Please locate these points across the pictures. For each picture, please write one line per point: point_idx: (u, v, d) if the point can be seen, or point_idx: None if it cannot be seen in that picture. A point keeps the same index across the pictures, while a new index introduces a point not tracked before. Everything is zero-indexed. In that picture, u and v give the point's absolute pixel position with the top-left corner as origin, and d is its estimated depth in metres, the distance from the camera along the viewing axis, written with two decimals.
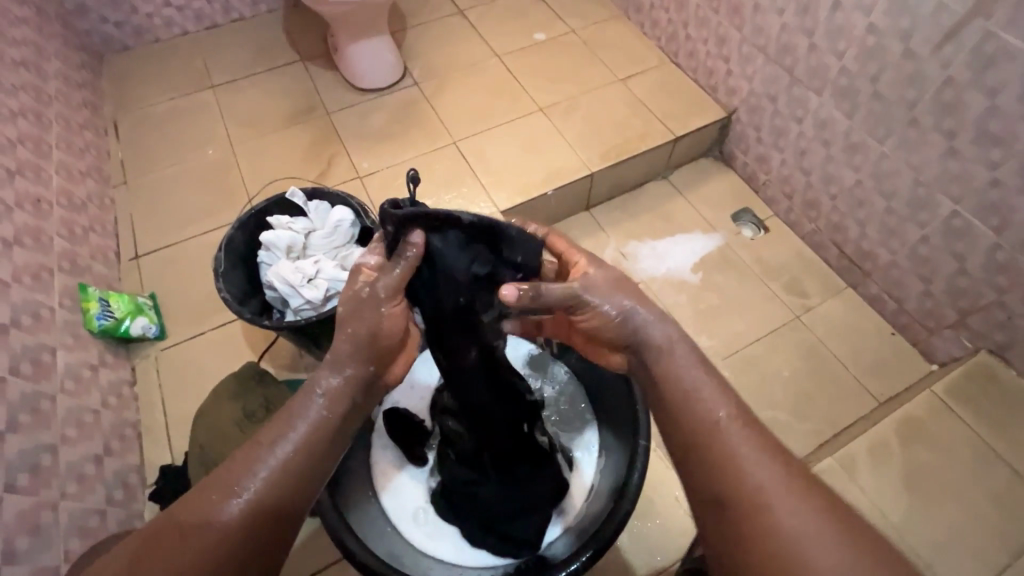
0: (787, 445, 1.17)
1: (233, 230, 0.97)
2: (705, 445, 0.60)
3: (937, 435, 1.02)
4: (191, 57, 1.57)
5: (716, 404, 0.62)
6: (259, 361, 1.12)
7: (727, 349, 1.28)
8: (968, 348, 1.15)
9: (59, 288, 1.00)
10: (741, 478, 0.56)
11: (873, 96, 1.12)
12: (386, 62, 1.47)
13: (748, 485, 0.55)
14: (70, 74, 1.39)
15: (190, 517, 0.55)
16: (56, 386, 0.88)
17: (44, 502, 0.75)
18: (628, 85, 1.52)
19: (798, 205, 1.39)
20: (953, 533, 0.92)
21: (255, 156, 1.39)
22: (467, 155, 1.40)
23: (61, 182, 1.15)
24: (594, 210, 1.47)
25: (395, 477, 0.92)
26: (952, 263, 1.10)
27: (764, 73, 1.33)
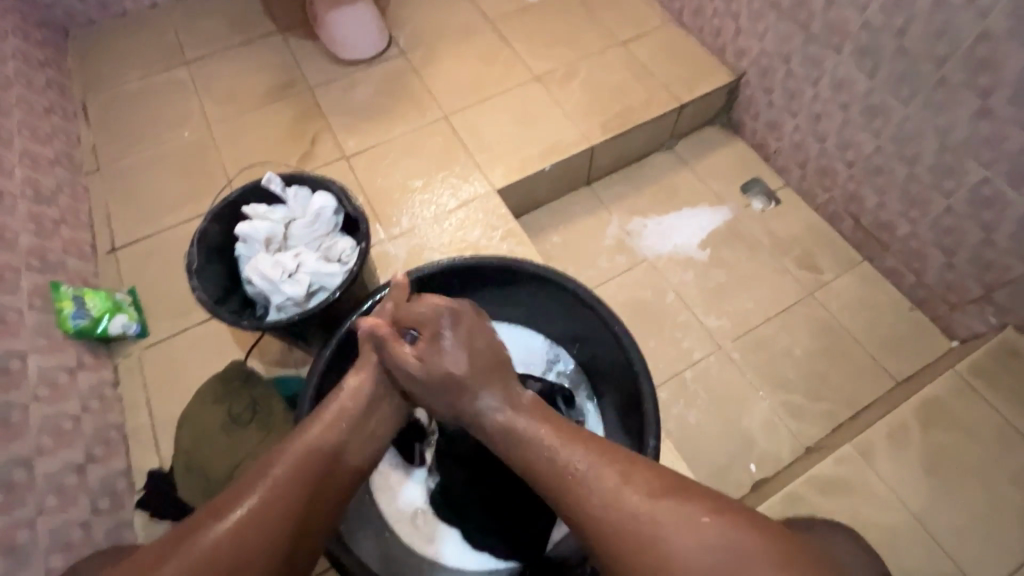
0: (800, 428, 1.13)
1: (207, 222, 0.90)
2: (563, 489, 0.57)
3: (959, 417, 0.97)
4: (162, 30, 1.47)
5: (570, 453, 0.59)
6: (247, 356, 1.06)
7: (737, 329, 1.22)
8: (993, 324, 1.09)
9: (28, 287, 0.94)
10: (613, 515, 0.53)
11: (898, 53, 1.02)
12: (369, 31, 1.37)
13: (624, 518, 0.53)
14: (31, 53, 1.29)
15: (240, 513, 0.54)
16: (30, 394, 0.83)
17: (18, 519, 0.72)
18: (630, 48, 1.42)
19: (812, 173, 1.31)
20: (970, 521, 0.89)
21: (234, 136, 1.31)
22: (458, 130, 1.31)
23: (26, 173, 1.08)
24: (595, 185, 1.39)
25: (391, 479, 0.88)
26: (979, 235, 1.03)
27: (777, 31, 1.23)
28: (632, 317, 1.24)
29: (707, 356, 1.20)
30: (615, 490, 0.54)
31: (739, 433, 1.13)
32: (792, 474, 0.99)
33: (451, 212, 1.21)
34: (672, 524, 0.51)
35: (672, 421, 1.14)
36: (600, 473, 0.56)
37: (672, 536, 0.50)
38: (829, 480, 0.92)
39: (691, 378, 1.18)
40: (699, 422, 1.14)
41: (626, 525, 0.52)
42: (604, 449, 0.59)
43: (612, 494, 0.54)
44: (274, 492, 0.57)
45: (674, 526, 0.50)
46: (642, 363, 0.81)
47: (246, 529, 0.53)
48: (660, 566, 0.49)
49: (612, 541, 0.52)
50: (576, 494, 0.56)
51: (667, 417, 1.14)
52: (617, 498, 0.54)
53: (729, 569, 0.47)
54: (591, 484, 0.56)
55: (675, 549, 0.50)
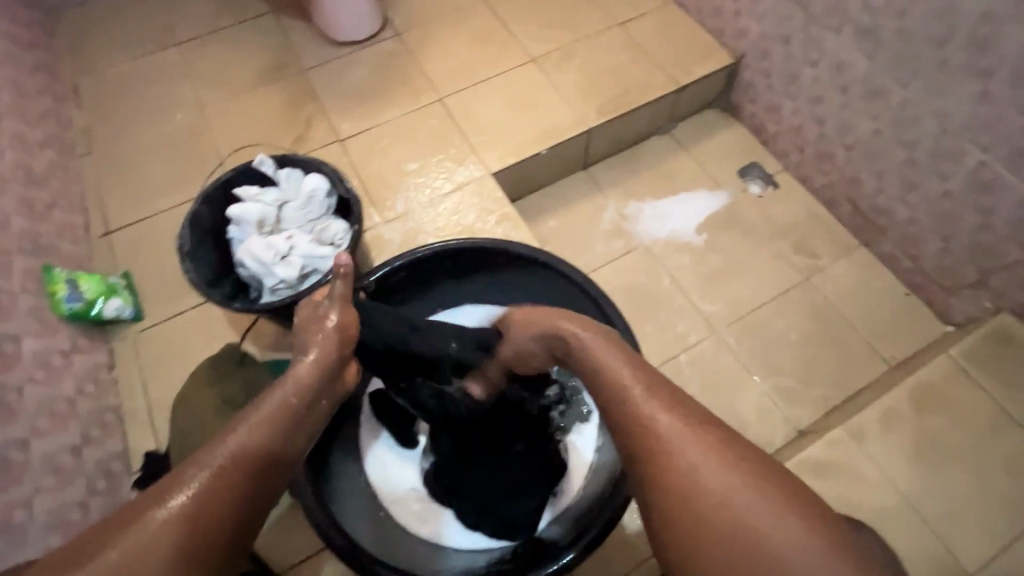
0: (793, 411, 1.14)
1: (198, 204, 0.90)
2: (609, 397, 0.55)
3: (950, 400, 0.97)
4: (153, 11, 1.45)
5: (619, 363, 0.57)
6: (242, 341, 1.06)
7: (732, 314, 1.22)
8: (988, 308, 1.09)
9: (21, 270, 0.94)
10: (647, 432, 0.51)
11: (898, 34, 1.01)
12: (363, 11, 1.34)
13: (658, 441, 0.49)
14: (19, 34, 1.28)
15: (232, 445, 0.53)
16: (23, 377, 0.84)
17: (14, 500, 0.72)
18: (627, 29, 1.40)
19: (810, 157, 1.30)
20: (960, 502, 0.90)
21: (226, 119, 1.29)
22: (454, 112, 1.30)
23: (16, 155, 1.07)
24: (591, 169, 1.38)
25: (385, 459, 0.90)
26: (976, 219, 1.03)
27: (777, 12, 1.21)
28: (627, 302, 1.24)
29: (702, 340, 1.20)
30: (659, 408, 0.52)
31: (733, 417, 1.13)
32: (784, 456, 1.00)
33: (445, 196, 1.21)
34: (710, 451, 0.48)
35: None
36: (650, 395, 0.53)
37: (692, 460, 0.47)
38: (821, 462, 0.92)
39: (685, 362, 1.18)
40: None
41: (656, 442, 0.50)
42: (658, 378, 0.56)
43: (653, 414, 0.51)
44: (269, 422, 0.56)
45: (706, 458, 0.47)
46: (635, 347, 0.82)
47: (227, 479, 0.51)
48: (671, 495, 0.47)
49: (636, 455, 0.51)
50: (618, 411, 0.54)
51: None
52: (667, 419, 0.51)
53: (740, 517, 0.44)
54: (638, 400, 0.53)
55: (694, 467, 0.47)
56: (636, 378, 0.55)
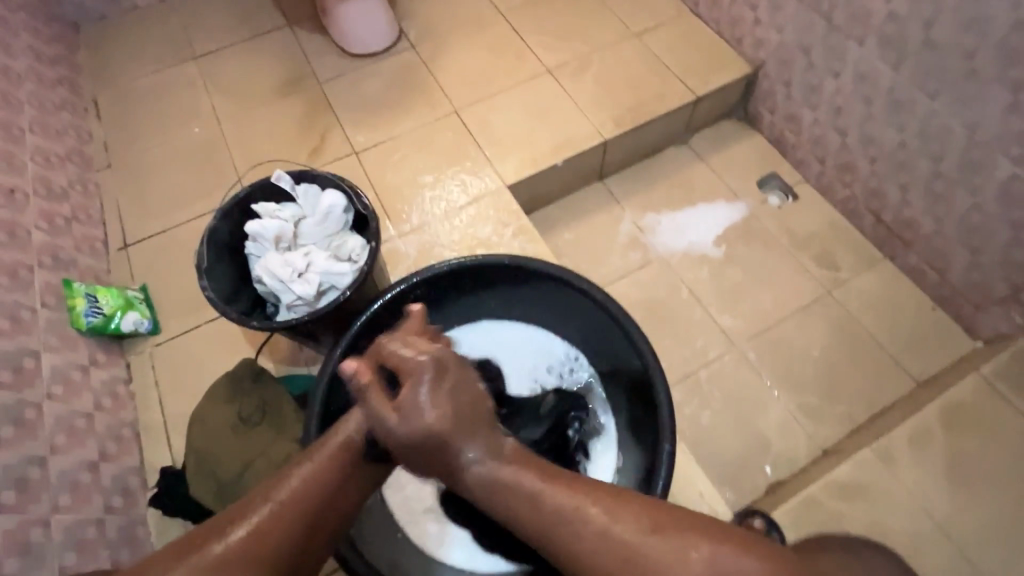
0: (817, 429, 1.11)
1: (216, 220, 0.90)
2: (524, 525, 0.51)
3: (984, 420, 0.94)
4: (172, 25, 1.46)
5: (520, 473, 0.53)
6: (257, 356, 1.06)
7: (753, 328, 1.20)
8: (1019, 325, 1.06)
9: (41, 285, 0.94)
10: (578, 546, 0.48)
11: (925, 44, 0.99)
12: (378, 24, 1.35)
13: (595, 554, 0.47)
14: (41, 49, 1.29)
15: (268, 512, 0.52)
16: (42, 393, 0.84)
17: (32, 519, 0.72)
18: (643, 40, 1.39)
19: (832, 168, 1.27)
20: (994, 529, 0.87)
21: (243, 132, 1.30)
22: (469, 125, 1.29)
23: (38, 170, 1.08)
24: (607, 180, 1.37)
25: (403, 477, 0.87)
26: (1007, 233, 1.00)
27: (798, 22, 1.19)
28: (644, 316, 1.22)
29: (721, 355, 1.18)
30: (563, 516, 0.49)
31: (754, 435, 1.11)
32: (807, 477, 0.97)
33: (461, 209, 1.20)
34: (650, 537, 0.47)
35: (685, 422, 1.12)
36: (547, 491, 0.51)
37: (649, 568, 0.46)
38: (847, 485, 0.90)
39: (705, 378, 1.16)
40: (712, 423, 1.12)
41: (621, 560, 0.46)
42: (559, 474, 0.53)
43: (571, 520, 0.49)
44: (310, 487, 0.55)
45: (666, 553, 0.46)
46: (659, 369, 0.80)
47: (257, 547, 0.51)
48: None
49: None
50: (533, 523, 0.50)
51: (679, 417, 1.13)
52: (577, 525, 0.49)
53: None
54: (542, 510, 0.50)
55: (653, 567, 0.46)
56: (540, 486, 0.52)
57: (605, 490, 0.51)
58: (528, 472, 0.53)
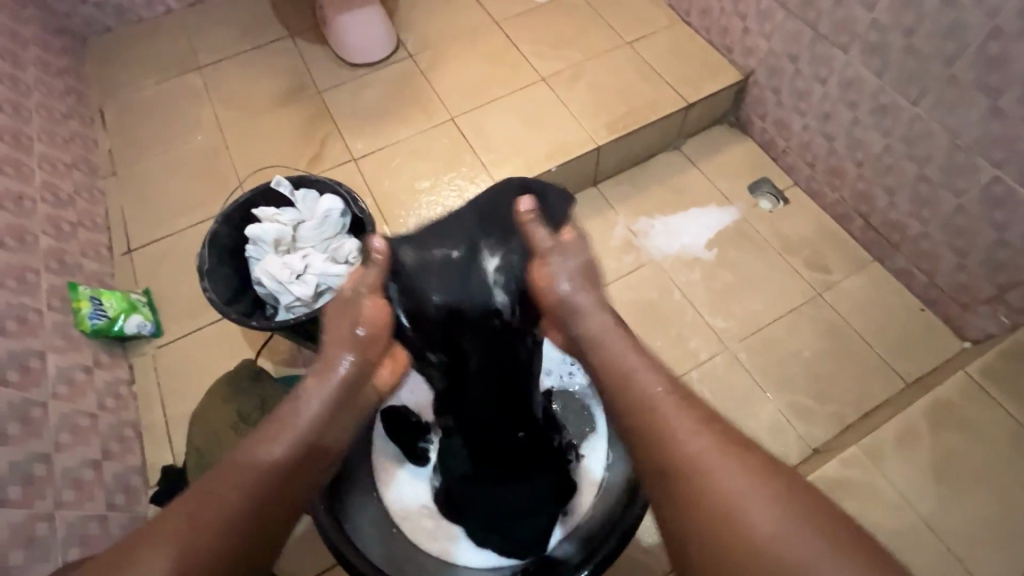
0: (808, 429, 1.13)
1: (218, 225, 0.93)
2: (629, 419, 0.60)
3: (971, 419, 0.96)
4: (177, 36, 1.50)
5: (654, 380, 0.61)
6: (257, 357, 1.09)
7: (744, 329, 1.22)
8: (1005, 325, 1.08)
9: (47, 289, 0.97)
10: (670, 448, 0.55)
11: (907, 51, 1.01)
12: (378, 34, 1.38)
13: (686, 455, 0.54)
14: (50, 61, 1.33)
15: (213, 498, 0.54)
16: (48, 392, 0.86)
17: (38, 514, 0.75)
18: (636, 48, 1.42)
19: (821, 173, 1.29)
20: (982, 525, 0.88)
21: (246, 140, 1.33)
22: (466, 131, 1.32)
23: (45, 177, 1.11)
24: (601, 185, 1.39)
25: (395, 475, 0.90)
26: (991, 234, 1.02)
27: (785, 30, 1.22)
28: (638, 318, 1.24)
29: (713, 356, 1.20)
30: (672, 423, 0.57)
31: (745, 435, 1.12)
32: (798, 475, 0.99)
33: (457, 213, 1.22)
34: (733, 471, 0.52)
35: None
36: (672, 408, 0.58)
37: (717, 477, 0.51)
38: (835, 482, 0.91)
39: (697, 378, 1.18)
40: None
41: (690, 466, 0.53)
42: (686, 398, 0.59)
43: (677, 433, 0.56)
44: (247, 472, 0.56)
45: (746, 481, 0.51)
46: None
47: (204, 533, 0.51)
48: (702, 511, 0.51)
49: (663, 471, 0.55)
50: (648, 432, 0.58)
51: None
52: (675, 434, 0.56)
53: (775, 528, 0.47)
54: (658, 415, 0.58)
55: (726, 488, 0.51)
56: (667, 396, 0.59)
57: (722, 429, 0.56)
58: (663, 387, 0.60)
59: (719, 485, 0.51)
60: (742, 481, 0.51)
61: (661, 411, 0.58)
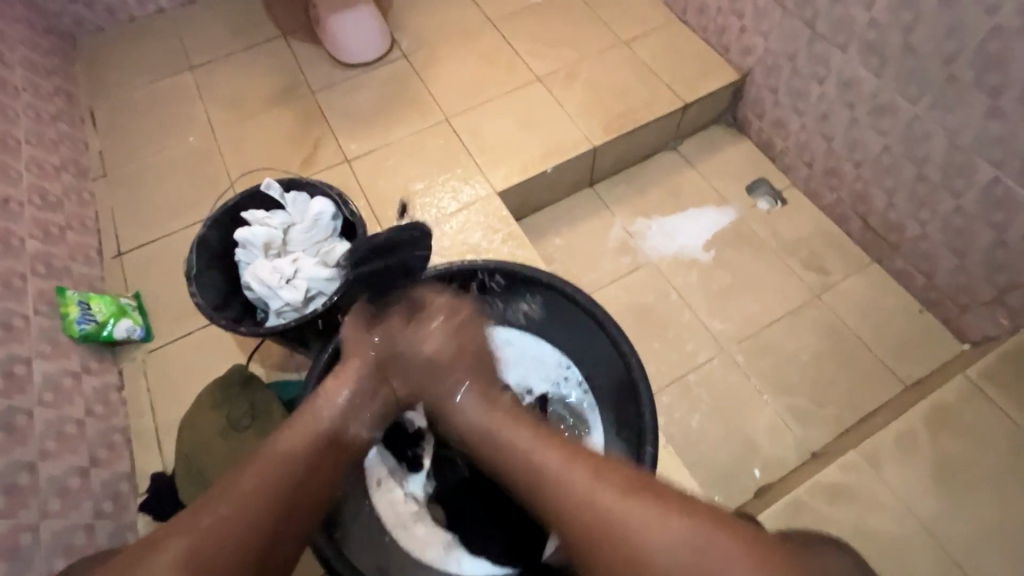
0: (806, 433, 1.11)
1: (206, 228, 0.91)
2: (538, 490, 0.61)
3: (970, 423, 0.94)
4: (168, 36, 1.48)
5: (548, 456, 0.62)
6: (248, 361, 1.07)
7: (742, 332, 1.21)
8: (1005, 327, 1.07)
9: (34, 293, 0.96)
10: (589, 513, 0.56)
11: (906, 50, 1.00)
12: (371, 34, 1.37)
13: (593, 514, 0.56)
14: (39, 61, 1.31)
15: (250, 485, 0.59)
16: (33, 399, 0.85)
17: (21, 524, 0.73)
18: (633, 47, 1.40)
19: (819, 173, 1.28)
20: (981, 529, 0.88)
21: (237, 141, 1.31)
22: (459, 132, 1.31)
23: (33, 179, 1.10)
24: (597, 186, 1.38)
25: (388, 482, 0.88)
26: (990, 235, 1.01)
27: (782, 29, 1.21)
28: (634, 320, 1.22)
29: (711, 359, 1.18)
30: (581, 491, 0.58)
31: (743, 439, 1.11)
32: (795, 481, 0.97)
33: (451, 215, 1.21)
34: (641, 516, 0.54)
35: (674, 427, 1.13)
36: (571, 475, 0.60)
37: (646, 531, 0.53)
38: (834, 487, 0.90)
39: (694, 382, 1.16)
40: (701, 427, 1.13)
41: (604, 525, 0.55)
42: (573, 451, 0.62)
43: (584, 494, 0.58)
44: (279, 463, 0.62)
45: (661, 521, 0.54)
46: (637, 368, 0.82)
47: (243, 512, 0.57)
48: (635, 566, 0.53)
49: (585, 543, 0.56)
50: (555, 502, 0.59)
51: (669, 420, 1.13)
52: (590, 495, 0.57)
53: (702, 561, 0.51)
54: (561, 480, 0.60)
55: (641, 536, 0.53)
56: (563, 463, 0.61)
57: (602, 467, 0.60)
58: (548, 452, 0.63)
59: (633, 536, 0.53)
60: (645, 519, 0.54)
61: (548, 480, 0.60)
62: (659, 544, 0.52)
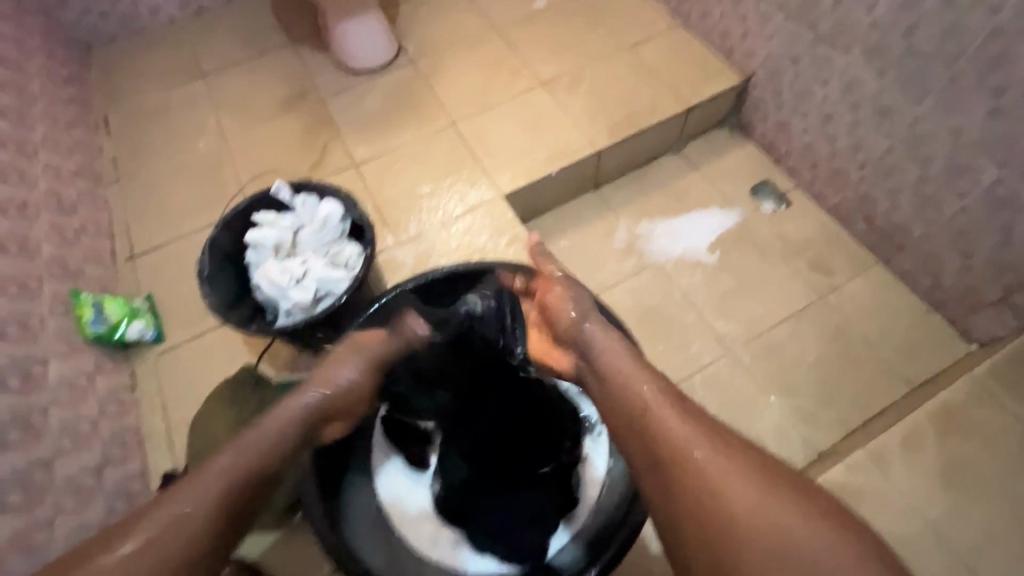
0: (812, 434, 1.11)
1: (217, 230, 0.93)
2: (635, 423, 0.66)
3: (978, 422, 0.94)
4: (180, 44, 1.51)
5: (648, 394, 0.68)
6: (258, 362, 1.08)
7: (747, 333, 1.21)
8: (1011, 327, 1.07)
9: (49, 295, 0.98)
10: (670, 446, 0.62)
11: (908, 52, 1.01)
12: (378, 40, 1.39)
13: (675, 448, 0.62)
14: (55, 69, 1.34)
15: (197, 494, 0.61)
16: (49, 399, 0.86)
17: (37, 521, 0.75)
18: (637, 52, 1.42)
19: (823, 175, 1.29)
20: (989, 529, 0.87)
21: (248, 146, 1.34)
22: (466, 136, 1.32)
23: (49, 185, 1.12)
24: (602, 189, 1.39)
25: (395, 479, 0.89)
26: (995, 236, 1.01)
27: (785, 33, 1.22)
28: (639, 321, 1.23)
29: (716, 360, 1.19)
30: (674, 430, 0.63)
31: (749, 439, 1.11)
32: (801, 481, 0.97)
33: (458, 218, 1.22)
34: (722, 460, 0.59)
35: None
36: (666, 421, 0.64)
37: (718, 477, 0.58)
38: (840, 487, 0.90)
39: (699, 383, 1.17)
40: None
41: (682, 461, 0.60)
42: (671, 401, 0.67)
43: (671, 429, 0.63)
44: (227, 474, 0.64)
45: (744, 482, 0.57)
46: None
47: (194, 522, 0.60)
48: (712, 511, 0.56)
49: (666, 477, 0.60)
50: (646, 426, 0.65)
51: None
52: (677, 437, 0.62)
53: (771, 518, 0.54)
54: (658, 420, 0.64)
55: (714, 479, 0.58)
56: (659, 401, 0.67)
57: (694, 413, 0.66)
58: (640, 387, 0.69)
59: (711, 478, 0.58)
60: (727, 470, 0.58)
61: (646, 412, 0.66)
62: (730, 490, 0.57)
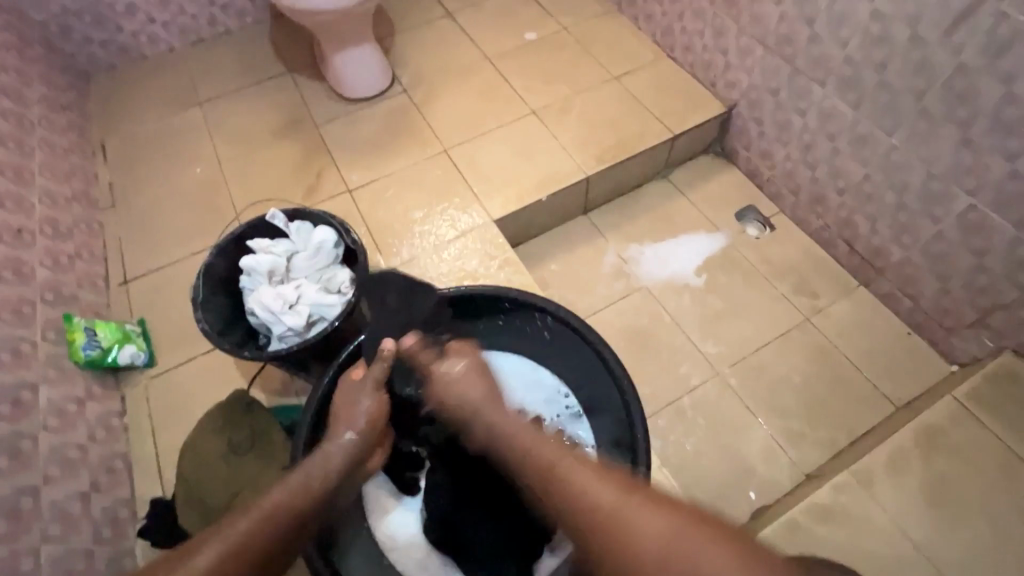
0: (800, 455, 1.13)
1: (213, 256, 0.95)
2: (539, 479, 0.59)
3: (959, 443, 0.96)
4: (178, 73, 1.55)
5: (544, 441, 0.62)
6: (250, 387, 1.09)
7: (734, 355, 1.23)
8: (990, 348, 1.09)
9: (42, 320, 0.98)
10: (586, 503, 0.53)
11: (880, 86, 1.06)
12: (373, 70, 1.43)
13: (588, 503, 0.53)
14: (54, 97, 1.37)
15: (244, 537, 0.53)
16: (39, 425, 0.86)
17: (23, 549, 0.74)
18: (623, 82, 1.47)
19: (804, 200, 1.33)
20: (976, 549, 0.88)
21: (243, 172, 1.36)
22: (458, 163, 1.36)
23: (45, 211, 1.13)
24: (591, 214, 1.42)
25: (384, 504, 0.90)
26: (969, 260, 1.05)
27: (764, 65, 1.27)
28: (628, 344, 1.25)
29: (704, 382, 1.20)
30: (585, 487, 0.54)
31: (738, 461, 1.12)
32: (790, 502, 0.98)
33: (450, 242, 1.25)
34: (636, 512, 0.49)
35: (670, 449, 1.14)
36: (580, 475, 0.56)
37: (650, 534, 0.47)
38: (828, 509, 0.91)
39: (689, 405, 1.18)
40: (696, 449, 1.14)
41: (600, 512, 0.51)
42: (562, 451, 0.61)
43: (585, 484, 0.54)
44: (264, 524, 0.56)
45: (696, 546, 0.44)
46: (634, 397, 0.85)
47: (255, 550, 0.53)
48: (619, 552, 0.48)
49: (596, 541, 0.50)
50: (556, 484, 0.56)
51: (664, 443, 1.14)
52: (593, 493, 0.53)
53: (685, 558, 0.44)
54: (561, 474, 0.57)
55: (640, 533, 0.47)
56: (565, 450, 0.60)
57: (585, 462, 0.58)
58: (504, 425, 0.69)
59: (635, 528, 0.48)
60: (604, 500, 0.52)
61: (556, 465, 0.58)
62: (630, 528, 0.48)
